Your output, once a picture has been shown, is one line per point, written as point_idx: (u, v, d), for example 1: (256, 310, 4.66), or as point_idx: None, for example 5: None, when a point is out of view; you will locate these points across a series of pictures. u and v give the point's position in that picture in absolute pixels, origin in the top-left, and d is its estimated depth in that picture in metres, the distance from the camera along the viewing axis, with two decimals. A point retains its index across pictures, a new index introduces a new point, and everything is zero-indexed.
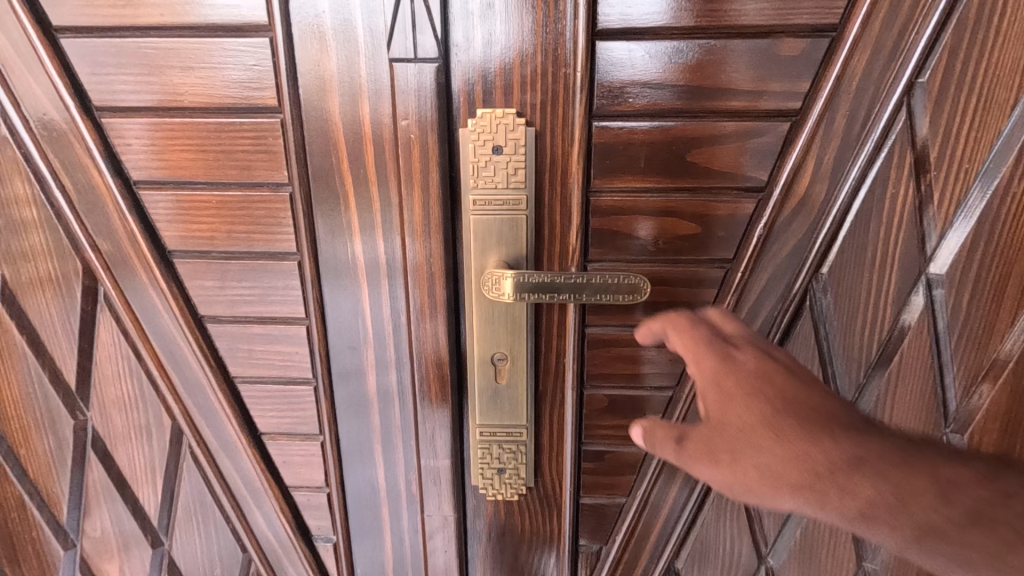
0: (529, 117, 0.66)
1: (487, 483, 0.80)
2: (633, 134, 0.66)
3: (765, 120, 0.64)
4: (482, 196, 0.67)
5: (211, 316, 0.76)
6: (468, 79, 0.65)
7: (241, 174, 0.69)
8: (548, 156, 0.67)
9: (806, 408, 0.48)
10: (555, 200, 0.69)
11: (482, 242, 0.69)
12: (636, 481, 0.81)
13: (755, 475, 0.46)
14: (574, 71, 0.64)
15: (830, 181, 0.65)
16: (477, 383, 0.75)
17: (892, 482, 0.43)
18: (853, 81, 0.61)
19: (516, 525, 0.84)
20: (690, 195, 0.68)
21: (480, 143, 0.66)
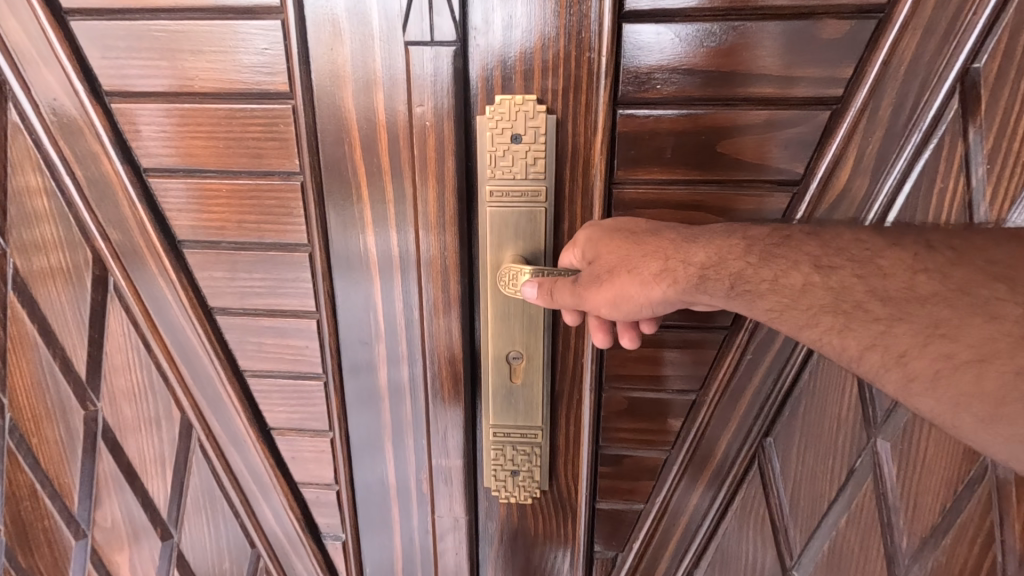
0: (550, 105, 0.63)
1: (500, 485, 0.78)
2: (660, 122, 0.62)
3: (803, 109, 0.60)
4: (499, 187, 0.65)
5: (221, 308, 0.74)
6: (485, 64, 0.62)
7: (252, 163, 0.67)
8: (569, 145, 0.64)
9: (746, 279, 0.51)
10: (576, 191, 0.66)
11: (499, 235, 0.66)
12: (655, 487, 0.78)
13: (627, 279, 0.56)
14: (598, 56, 0.60)
15: (872, 175, 0.61)
16: (491, 381, 0.72)
17: (736, 270, 0.52)
18: (901, 66, 0.57)
19: (529, 528, 0.82)
20: (718, 188, 0.64)
21: (498, 131, 0.63)
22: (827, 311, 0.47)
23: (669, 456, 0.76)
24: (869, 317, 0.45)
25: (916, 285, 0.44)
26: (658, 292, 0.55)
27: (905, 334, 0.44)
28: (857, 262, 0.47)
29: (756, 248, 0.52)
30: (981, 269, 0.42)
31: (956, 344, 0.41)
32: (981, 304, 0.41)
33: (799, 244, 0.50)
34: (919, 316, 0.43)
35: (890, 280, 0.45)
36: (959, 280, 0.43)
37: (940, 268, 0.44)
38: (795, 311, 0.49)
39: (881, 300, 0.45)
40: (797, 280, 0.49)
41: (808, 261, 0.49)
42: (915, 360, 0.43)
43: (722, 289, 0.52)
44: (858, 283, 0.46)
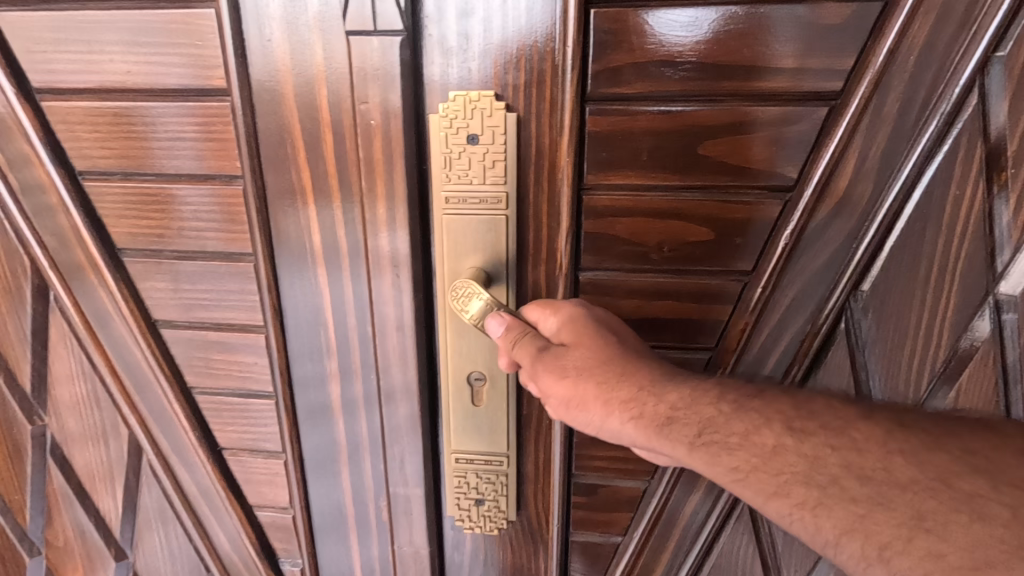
0: (510, 101, 0.56)
1: (465, 514, 0.72)
2: (636, 120, 0.56)
3: (798, 105, 0.53)
4: (455, 193, 0.59)
5: (166, 321, 0.70)
6: (440, 57, 0.55)
7: (190, 166, 0.62)
8: (533, 147, 0.58)
9: (715, 428, 0.45)
10: (541, 198, 0.59)
11: (456, 244, 0.60)
12: (635, 520, 0.72)
13: (593, 388, 0.50)
14: (563, 47, 0.54)
15: (875, 180, 0.54)
16: (450, 403, 0.66)
17: (706, 416, 0.46)
18: (910, 56, 0.50)
19: (499, 558, 0.76)
20: (702, 195, 0.57)
21: (454, 132, 0.57)
22: (799, 482, 0.41)
23: (648, 487, 0.70)
24: (846, 497, 0.40)
25: (894, 467, 0.39)
26: (614, 421, 0.49)
27: (888, 525, 0.38)
28: (831, 429, 0.42)
29: (729, 396, 0.47)
30: (956, 460, 0.38)
31: (944, 543, 0.36)
32: (965, 500, 0.37)
33: (772, 399, 0.45)
34: (901, 507, 0.38)
35: (867, 456, 0.40)
36: (938, 469, 0.38)
37: (915, 451, 0.39)
38: (762, 475, 0.43)
39: (858, 480, 0.40)
40: (768, 440, 0.43)
41: (780, 420, 0.44)
42: (899, 556, 0.37)
43: (686, 434, 0.46)
44: (832, 455, 0.41)
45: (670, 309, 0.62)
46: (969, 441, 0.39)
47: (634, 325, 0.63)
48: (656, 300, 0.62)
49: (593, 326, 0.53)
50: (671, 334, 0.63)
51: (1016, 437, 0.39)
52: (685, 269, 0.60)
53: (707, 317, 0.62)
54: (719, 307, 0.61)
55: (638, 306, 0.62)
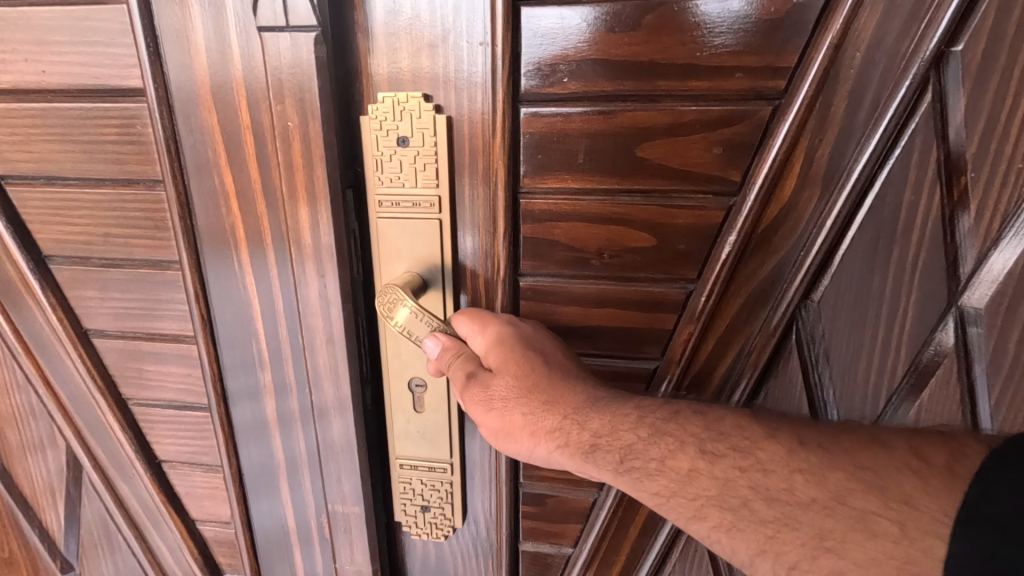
0: (441, 102, 0.54)
1: (411, 520, 0.69)
2: (570, 122, 0.53)
3: (740, 105, 0.50)
4: (388, 196, 0.56)
5: (98, 330, 0.67)
6: (367, 53, 0.53)
7: (113, 169, 0.59)
8: (467, 149, 0.55)
9: (636, 455, 0.48)
10: (477, 203, 0.57)
11: (392, 249, 0.58)
12: (584, 532, 0.69)
13: (518, 418, 0.53)
14: (492, 44, 0.51)
15: (822, 182, 0.52)
16: (394, 409, 0.64)
17: (626, 442, 0.49)
18: (858, 56, 0.48)
19: (450, 565, 0.73)
20: (642, 199, 0.55)
21: (383, 132, 0.54)
22: (713, 503, 0.44)
23: (597, 499, 0.66)
24: (756, 519, 0.43)
25: (796, 487, 0.42)
26: (542, 449, 0.53)
27: (792, 544, 0.41)
28: (738, 449, 0.45)
29: (647, 422, 0.49)
30: (851, 474, 0.40)
31: (842, 560, 0.39)
32: (860, 517, 0.39)
33: (685, 420, 0.48)
34: (804, 525, 0.41)
35: (771, 476, 0.43)
36: (834, 489, 0.40)
37: (814, 468, 0.42)
38: (681, 499, 0.46)
39: (764, 499, 0.43)
40: (683, 463, 0.46)
41: (693, 443, 0.47)
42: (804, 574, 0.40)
43: (607, 461, 0.49)
44: (739, 476, 0.44)
45: (613, 316, 0.59)
46: (861, 457, 0.40)
47: (576, 333, 0.61)
48: (598, 307, 0.59)
49: (518, 349, 0.54)
50: (613, 342, 0.61)
51: (903, 450, 0.40)
52: (627, 276, 0.58)
53: (651, 325, 0.59)
54: (664, 315, 0.58)
55: (580, 314, 0.60)
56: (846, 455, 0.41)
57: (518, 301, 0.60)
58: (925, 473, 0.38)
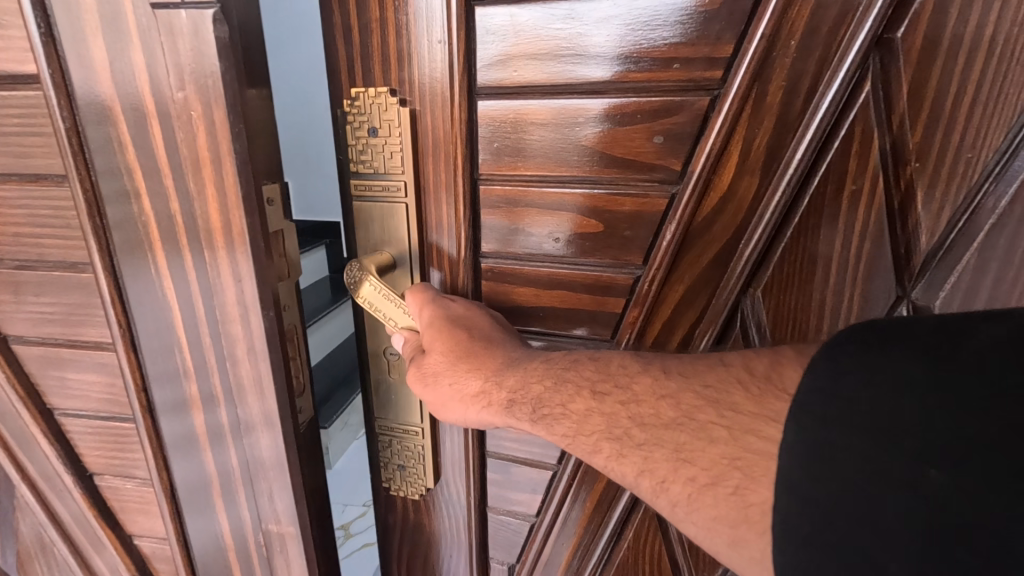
0: (405, 95, 0.56)
1: (390, 475, 0.77)
2: (519, 113, 0.54)
3: (679, 95, 0.51)
4: (361, 181, 0.59)
5: (16, 336, 0.63)
6: (343, 49, 0.56)
7: (17, 164, 0.55)
8: (429, 139, 0.56)
9: (545, 404, 0.56)
10: (438, 189, 0.58)
11: (365, 233, 0.61)
12: (545, 503, 0.76)
13: (448, 389, 0.59)
14: (447, 41, 0.52)
15: (753, 171, 0.55)
16: (372, 377, 0.72)
17: (536, 394, 0.56)
18: (792, 47, 0.49)
19: (425, 523, 0.80)
20: (592, 186, 0.56)
21: (356, 125, 0.57)
22: (605, 437, 0.53)
23: (555, 472, 0.74)
24: (634, 444, 0.51)
25: (661, 410, 0.51)
26: (473, 412, 0.60)
27: (663, 461, 0.49)
28: (620, 388, 0.53)
29: (552, 373, 0.56)
30: (699, 393, 0.50)
31: (694, 468, 0.48)
32: (700, 428, 0.48)
33: (579, 366, 0.56)
34: (667, 442, 0.50)
35: (642, 406, 0.52)
36: (688, 407, 0.50)
37: (673, 393, 0.51)
38: (581, 437, 0.54)
39: (640, 426, 0.51)
40: (580, 406, 0.55)
41: (587, 386, 0.55)
42: (674, 486, 0.49)
43: (524, 410, 0.57)
44: (622, 410, 0.53)
45: (564, 299, 0.62)
46: (707, 378, 0.50)
47: (529, 314, 0.63)
48: (547, 289, 0.62)
49: (450, 327, 0.58)
50: (562, 322, 0.63)
51: (737, 367, 0.49)
52: (581, 261, 0.60)
53: (600, 308, 0.62)
54: (613, 298, 0.61)
55: (532, 295, 0.62)
56: (695, 377, 0.51)
57: (480, 279, 0.63)
58: (749, 383, 0.47)
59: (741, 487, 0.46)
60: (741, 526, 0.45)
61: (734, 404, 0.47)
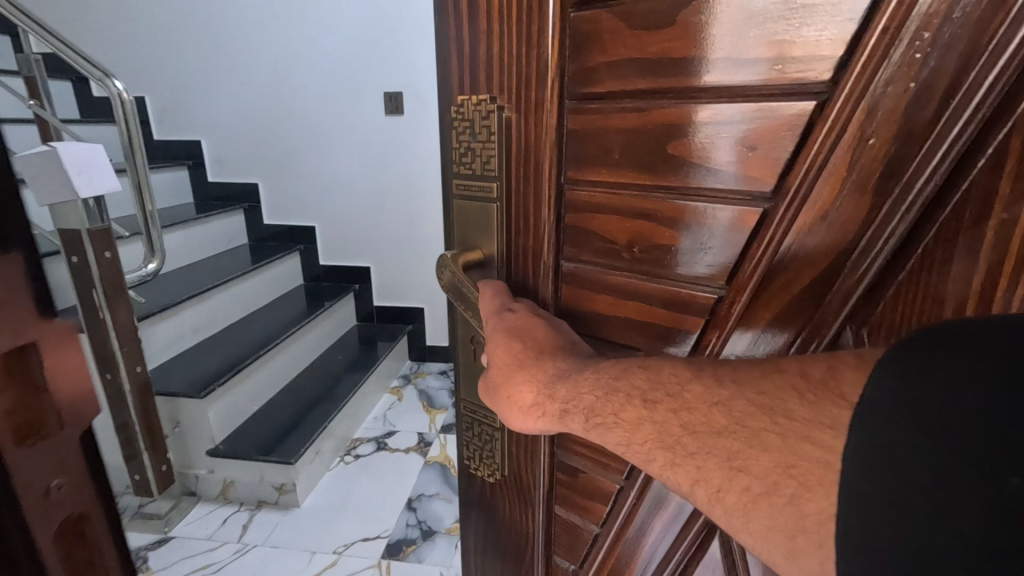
0: (502, 101, 0.63)
1: (471, 453, 0.87)
2: (609, 120, 0.58)
3: (778, 99, 0.48)
4: (462, 180, 0.69)
5: None
6: (459, 62, 0.66)
7: None
8: (520, 142, 0.63)
9: (595, 413, 0.56)
10: (528, 193, 0.65)
11: (464, 226, 0.71)
12: (611, 513, 0.78)
13: (507, 401, 0.65)
14: (545, 49, 0.58)
15: (868, 175, 0.48)
16: (461, 356, 0.81)
17: (588, 403, 0.57)
18: (925, 39, 0.42)
19: (500, 509, 0.88)
20: (676, 197, 0.56)
21: (461, 129, 0.67)
22: (660, 446, 0.51)
23: (622, 487, 0.75)
24: (686, 453, 0.49)
25: (713, 417, 0.48)
26: (530, 421, 0.63)
27: (714, 469, 0.48)
28: (672, 396, 0.51)
29: (603, 381, 0.56)
30: (750, 398, 0.47)
31: (750, 476, 0.46)
32: (752, 435, 0.46)
33: (630, 376, 0.55)
34: (718, 451, 0.47)
35: (694, 412, 0.49)
36: (741, 414, 0.47)
37: (726, 399, 0.48)
38: (620, 428, 0.54)
39: (691, 433, 0.49)
40: (631, 414, 0.53)
41: (637, 395, 0.53)
42: (710, 472, 0.48)
43: (578, 420, 0.58)
44: (673, 417, 0.51)
45: (640, 310, 0.63)
46: (725, 374, 0.49)
47: (605, 320, 0.66)
48: (628, 300, 0.64)
49: (510, 338, 0.64)
50: (636, 334, 0.64)
51: (792, 371, 0.46)
52: (658, 273, 0.61)
53: (678, 325, 0.62)
54: (691, 316, 0.60)
55: (609, 303, 0.65)
56: (750, 381, 0.47)
57: (559, 280, 0.68)
58: (804, 389, 0.45)
59: (796, 496, 0.43)
60: (797, 537, 0.43)
61: (790, 412, 0.44)
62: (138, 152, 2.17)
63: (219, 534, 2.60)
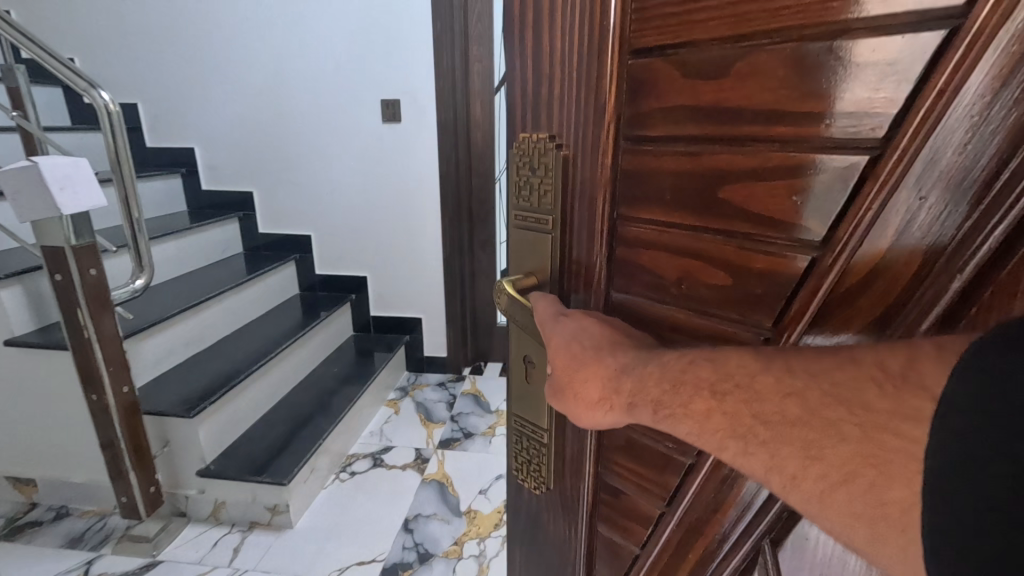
0: (560, 140, 0.70)
1: (520, 466, 0.95)
2: (663, 161, 0.63)
3: (832, 151, 0.51)
4: (521, 212, 0.76)
5: None
6: (523, 101, 0.74)
7: None
8: (576, 177, 0.70)
9: (663, 406, 0.60)
10: (581, 223, 0.71)
11: (520, 254, 0.79)
12: (651, 534, 0.85)
13: (575, 403, 0.70)
14: (602, 91, 0.64)
15: (929, 220, 0.48)
16: (514, 374, 0.90)
17: (655, 396, 0.61)
18: (988, 98, 0.42)
19: (547, 522, 0.97)
20: (726, 239, 0.60)
21: (522, 165, 0.74)
22: (731, 435, 0.55)
23: (664, 511, 0.82)
24: (758, 441, 0.53)
25: (787, 408, 0.51)
26: (598, 415, 0.68)
27: (790, 458, 0.50)
28: (742, 387, 0.54)
29: (669, 376, 0.60)
30: (825, 391, 0.49)
31: (826, 464, 0.48)
32: (829, 423, 0.48)
33: (698, 372, 0.58)
34: (792, 439, 0.50)
35: (766, 404, 0.52)
36: (816, 404, 0.49)
37: (799, 391, 0.50)
38: (691, 417, 0.58)
39: (763, 423, 0.52)
40: (701, 406, 0.57)
41: (705, 387, 0.57)
42: (786, 460, 0.51)
43: (647, 412, 0.62)
44: (745, 409, 0.54)
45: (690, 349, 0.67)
46: (796, 365, 0.51)
47: None
48: (677, 335, 0.68)
49: (573, 345, 0.69)
50: None
51: (870, 363, 0.47)
52: (705, 313, 0.64)
53: None
54: None
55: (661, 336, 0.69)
56: (825, 373, 0.49)
57: (613, 306, 0.73)
58: (884, 382, 0.46)
59: (875, 484, 0.46)
60: (877, 524, 0.46)
61: (868, 404, 0.47)
62: (125, 166, 2.37)
63: (209, 557, 2.56)
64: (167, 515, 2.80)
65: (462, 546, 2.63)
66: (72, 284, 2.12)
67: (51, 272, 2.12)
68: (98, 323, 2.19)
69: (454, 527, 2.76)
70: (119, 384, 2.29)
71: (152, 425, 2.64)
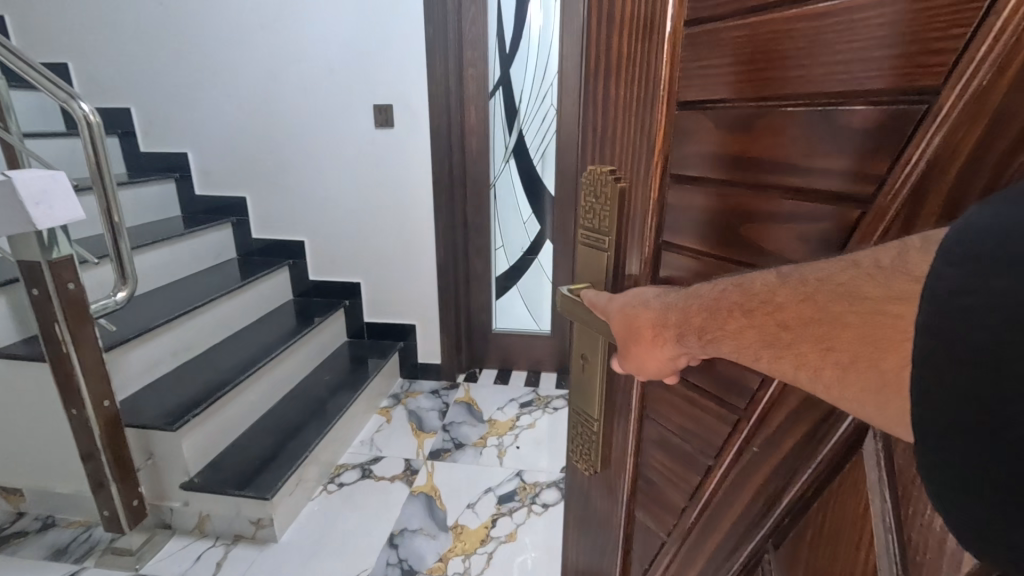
0: (622, 172, 0.95)
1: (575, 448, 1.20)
2: (698, 194, 0.87)
3: (824, 203, 0.71)
4: (586, 233, 1.01)
5: None
6: (596, 138, 1.01)
7: None
8: (632, 199, 0.95)
9: (708, 335, 0.78)
10: (633, 237, 0.97)
11: (584, 263, 1.04)
12: (681, 518, 1.06)
13: (638, 367, 0.91)
14: (654, 135, 0.90)
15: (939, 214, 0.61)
16: (574, 367, 1.13)
17: (698, 322, 0.79)
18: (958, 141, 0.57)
19: (594, 499, 1.24)
20: (743, 262, 0.82)
21: (589, 195, 0.98)
22: (760, 344, 0.70)
23: (690, 499, 1.02)
24: (781, 342, 0.67)
25: (802, 311, 0.64)
26: (658, 367, 0.89)
27: (808, 350, 0.64)
28: (766, 302, 0.68)
29: (706, 307, 0.77)
30: (834, 291, 0.61)
31: (833, 349, 0.61)
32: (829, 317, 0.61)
33: (731, 296, 0.74)
34: (804, 333, 0.64)
35: (786, 310, 0.66)
36: (823, 301, 0.62)
37: (812, 296, 0.63)
38: (728, 338, 0.74)
39: (781, 326, 0.67)
40: (733, 325, 0.73)
41: (738, 309, 0.72)
42: (802, 345, 0.65)
43: (693, 339, 0.80)
44: (769, 319, 0.68)
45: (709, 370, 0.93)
46: (812, 276, 0.64)
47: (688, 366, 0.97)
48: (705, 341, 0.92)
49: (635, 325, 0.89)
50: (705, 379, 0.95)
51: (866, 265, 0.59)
52: None
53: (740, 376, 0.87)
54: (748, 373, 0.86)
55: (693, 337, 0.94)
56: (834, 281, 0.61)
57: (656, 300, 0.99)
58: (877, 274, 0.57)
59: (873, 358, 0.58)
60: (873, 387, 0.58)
61: (863, 293, 0.58)
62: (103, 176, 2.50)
63: (195, 569, 2.73)
64: (150, 527, 2.97)
65: (446, 563, 2.78)
66: (50, 298, 2.24)
67: (29, 287, 2.23)
68: (78, 334, 2.30)
69: (440, 543, 2.91)
70: (99, 397, 2.44)
71: (138, 437, 2.77)
